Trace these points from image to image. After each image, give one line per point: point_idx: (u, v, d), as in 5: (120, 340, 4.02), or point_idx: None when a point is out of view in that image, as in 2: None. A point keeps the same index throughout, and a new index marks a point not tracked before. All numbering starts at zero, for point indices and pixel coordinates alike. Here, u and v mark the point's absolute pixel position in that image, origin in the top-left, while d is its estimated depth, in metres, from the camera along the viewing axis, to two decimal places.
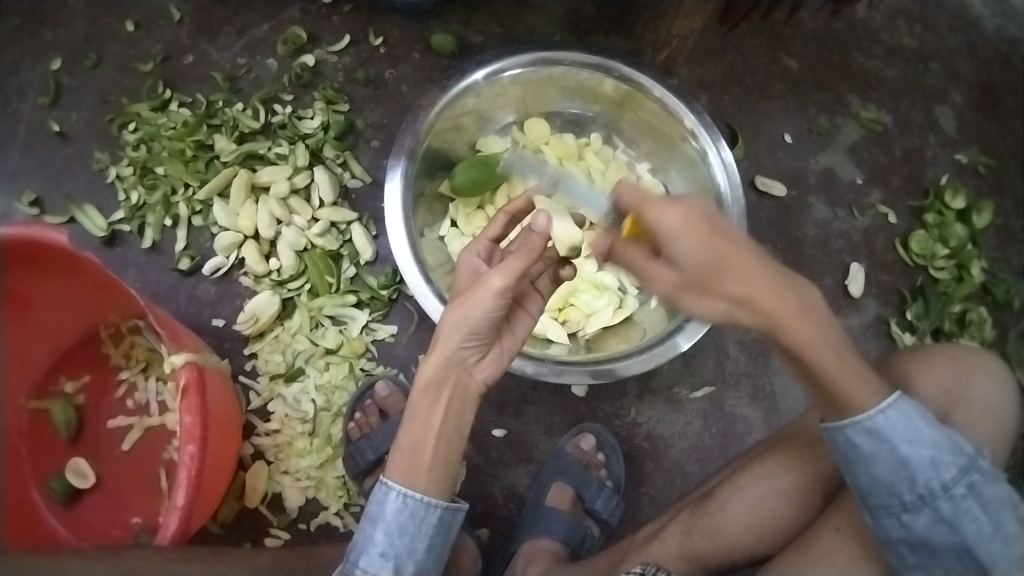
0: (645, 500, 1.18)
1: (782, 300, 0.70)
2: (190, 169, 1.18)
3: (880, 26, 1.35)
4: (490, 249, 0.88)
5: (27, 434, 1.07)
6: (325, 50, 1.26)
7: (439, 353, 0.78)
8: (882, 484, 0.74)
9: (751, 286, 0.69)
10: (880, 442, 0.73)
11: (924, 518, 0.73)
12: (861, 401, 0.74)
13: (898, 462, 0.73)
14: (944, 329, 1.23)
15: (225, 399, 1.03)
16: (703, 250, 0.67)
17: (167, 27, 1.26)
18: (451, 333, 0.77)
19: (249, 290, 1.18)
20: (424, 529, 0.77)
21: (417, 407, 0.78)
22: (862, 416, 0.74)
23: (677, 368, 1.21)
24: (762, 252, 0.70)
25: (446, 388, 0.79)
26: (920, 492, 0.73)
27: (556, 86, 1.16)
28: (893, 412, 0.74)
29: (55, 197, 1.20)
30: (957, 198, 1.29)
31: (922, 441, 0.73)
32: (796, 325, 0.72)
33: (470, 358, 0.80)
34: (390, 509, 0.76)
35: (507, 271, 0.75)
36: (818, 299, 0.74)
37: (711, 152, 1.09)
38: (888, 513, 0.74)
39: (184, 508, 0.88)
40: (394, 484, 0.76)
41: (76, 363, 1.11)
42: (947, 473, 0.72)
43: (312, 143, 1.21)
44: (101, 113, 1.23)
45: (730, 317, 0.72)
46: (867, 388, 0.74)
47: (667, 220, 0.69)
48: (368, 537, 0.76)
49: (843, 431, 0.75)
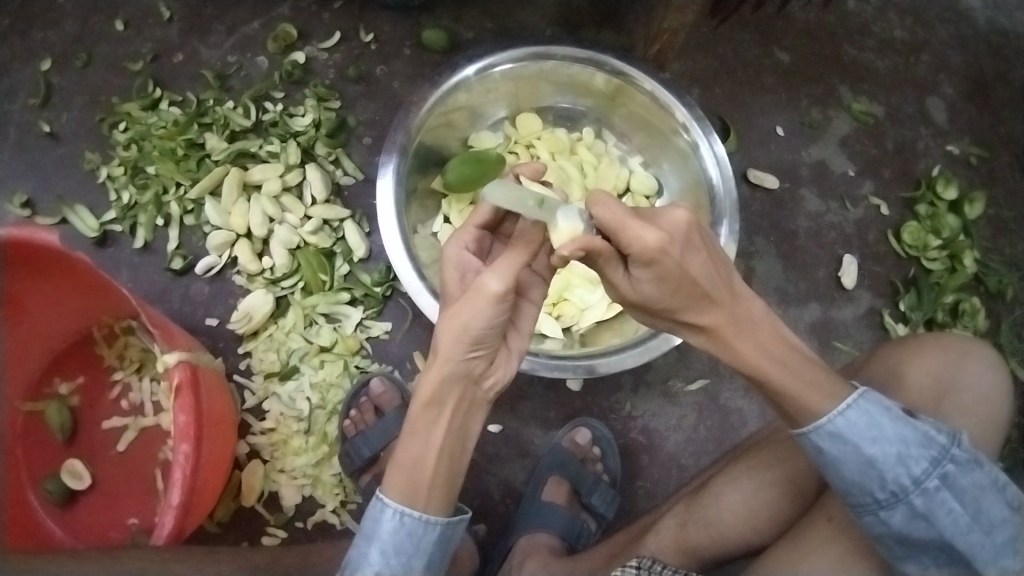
0: (641, 493, 1.19)
1: (729, 323, 0.72)
2: (181, 168, 1.18)
3: (871, 18, 1.36)
4: (478, 238, 0.80)
5: (21, 436, 1.07)
6: (316, 47, 1.26)
7: (442, 367, 0.73)
8: (854, 485, 0.74)
9: (705, 314, 0.71)
10: (843, 443, 0.74)
11: (901, 514, 0.73)
12: (821, 403, 0.74)
13: (864, 461, 0.73)
14: (937, 320, 1.24)
15: (218, 399, 1.03)
16: (666, 282, 0.68)
17: (156, 26, 1.26)
18: (449, 345, 0.72)
19: (242, 289, 1.18)
20: (422, 546, 0.76)
21: (418, 422, 0.75)
22: (822, 421, 0.74)
23: (673, 362, 1.21)
24: (724, 274, 0.71)
25: (450, 402, 0.75)
26: (892, 488, 0.73)
27: (548, 80, 1.15)
28: (854, 412, 0.74)
29: (46, 198, 1.20)
30: (950, 189, 1.29)
31: (886, 438, 0.73)
32: (738, 344, 0.73)
33: (473, 370, 0.75)
34: (384, 527, 0.75)
35: (502, 274, 0.70)
36: (763, 307, 0.74)
37: (703, 145, 1.09)
38: (866, 511, 0.75)
39: (179, 507, 0.88)
40: (390, 502, 0.75)
41: (70, 364, 1.11)
42: (917, 467, 0.73)
43: (304, 141, 1.20)
44: (91, 113, 1.22)
45: (679, 330, 0.76)
46: (819, 393, 0.74)
47: (640, 252, 0.66)
48: (363, 556, 0.75)
49: (806, 436, 0.76)
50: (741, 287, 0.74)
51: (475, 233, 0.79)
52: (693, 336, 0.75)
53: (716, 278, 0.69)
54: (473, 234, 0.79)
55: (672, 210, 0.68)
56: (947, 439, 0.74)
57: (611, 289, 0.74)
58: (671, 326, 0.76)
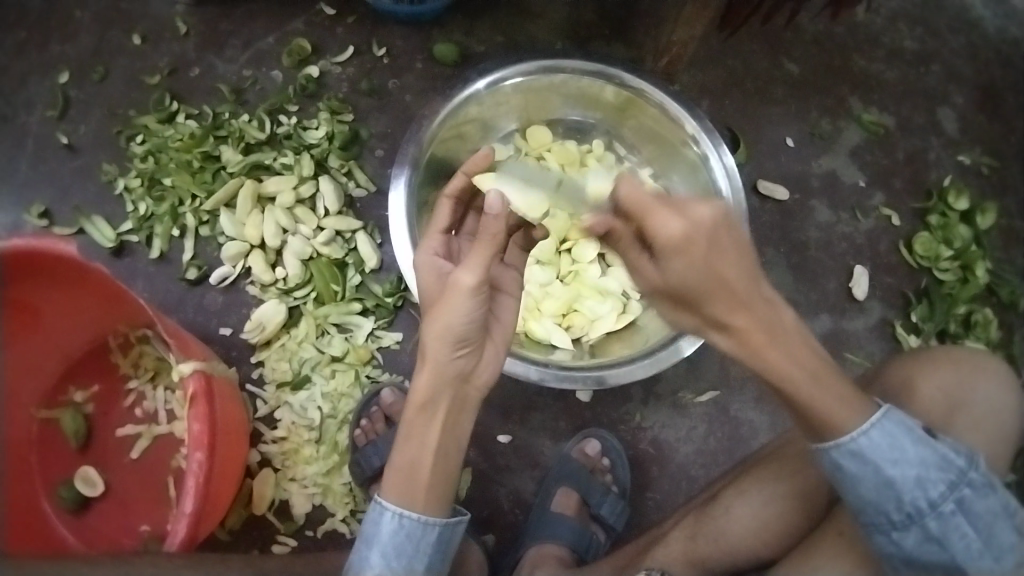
0: (650, 504, 1.18)
1: (760, 333, 0.71)
2: (197, 180, 1.19)
3: (881, 29, 1.36)
4: (445, 243, 0.89)
5: (36, 443, 1.08)
6: (329, 61, 1.28)
7: (432, 369, 0.77)
8: (870, 504, 0.74)
9: (734, 315, 0.70)
10: (865, 463, 0.73)
11: (913, 536, 0.73)
12: (847, 419, 0.73)
13: (883, 482, 0.73)
14: (950, 331, 1.23)
15: (232, 408, 1.04)
16: (692, 276, 0.68)
17: (173, 40, 1.28)
18: (435, 346, 0.77)
19: (256, 299, 1.19)
20: (423, 549, 0.78)
21: (412, 427, 0.78)
22: (844, 439, 0.73)
23: (682, 373, 1.21)
24: (752, 274, 0.70)
25: (442, 404, 0.78)
26: (907, 511, 0.73)
27: (557, 93, 1.17)
28: (877, 432, 0.73)
29: (64, 209, 1.22)
30: (961, 199, 1.29)
31: (907, 460, 0.72)
32: (766, 353, 0.71)
33: (460, 368, 0.79)
34: (384, 530, 0.76)
35: (472, 267, 0.76)
36: (792, 318, 0.73)
37: (712, 157, 1.10)
38: (878, 531, 0.74)
39: (192, 515, 0.89)
40: (389, 505, 0.77)
41: (86, 372, 1.12)
42: (935, 490, 0.72)
43: (317, 153, 1.22)
44: (108, 125, 1.25)
45: (706, 330, 0.75)
46: (845, 408, 0.73)
47: (666, 232, 0.68)
48: (364, 559, 0.77)
49: (827, 452, 0.74)
50: (772, 295, 0.72)
51: (442, 239, 0.89)
52: (718, 339, 0.74)
53: (744, 280, 0.69)
54: (440, 240, 0.88)
55: (704, 205, 0.69)
56: (965, 461, 0.73)
57: (639, 274, 0.75)
58: (696, 324, 0.75)
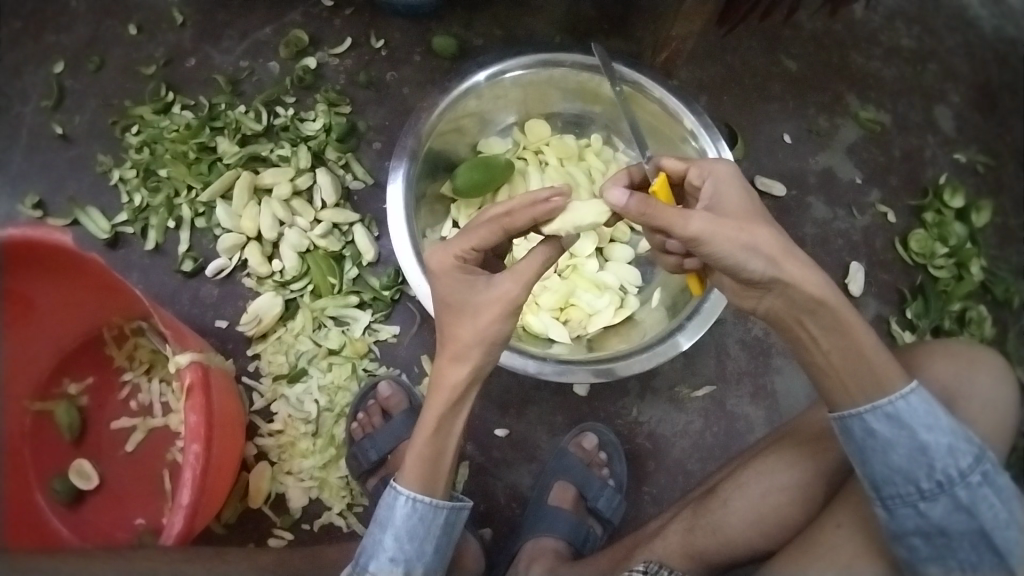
0: (647, 499, 1.18)
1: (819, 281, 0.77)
2: (192, 171, 1.18)
3: (878, 27, 1.37)
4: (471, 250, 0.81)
5: (29, 435, 1.07)
6: (327, 53, 1.27)
7: (470, 365, 0.76)
8: (899, 472, 0.74)
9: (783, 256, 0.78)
10: (898, 426, 0.74)
11: (942, 506, 0.73)
12: (891, 381, 0.75)
13: (916, 447, 0.73)
14: (944, 327, 1.24)
15: (227, 399, 1.03)
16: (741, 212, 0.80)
17: (169, 30, 1.27)
18: (476, 350, 0.76)
19: (251, 292, 1.18)
20: (432, 531, 0.80)
21: (437, 419, 0.78)
22: (881, 400, 0.75)
23: (679, 367, 1.22)
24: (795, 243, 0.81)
25: (469, 397, 0.79)
26: (937, 479, 0.73)
27: (556, 87, 1.16)
28: (913, 399, 0.74)
29: (58, 199, 1.21)
30: (956, 198, 1.30)
31: (940, 428, 0.73)
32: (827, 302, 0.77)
33: (486, 369, 0.79)
34: (398, 514, 0.78)
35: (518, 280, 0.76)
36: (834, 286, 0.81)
37: (711, 152, 1.09)
38: (904, 502, 0.74)
39: (189, 507, 0.88)
40: (404, 490, 0.78)
41: (79, 364, 1.11)
42: (964, 460, 0.73)
43: (315, 145, 1.21)
44: (105, 116, 1.24)
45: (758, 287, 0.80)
46: (892, 369, 0.76)
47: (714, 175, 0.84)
48: (377, 542, 0.78)
49: (860, 417, 0.76)
50: None
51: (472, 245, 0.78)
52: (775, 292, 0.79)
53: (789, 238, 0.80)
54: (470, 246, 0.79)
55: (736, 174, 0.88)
56: None
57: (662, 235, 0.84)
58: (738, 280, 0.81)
